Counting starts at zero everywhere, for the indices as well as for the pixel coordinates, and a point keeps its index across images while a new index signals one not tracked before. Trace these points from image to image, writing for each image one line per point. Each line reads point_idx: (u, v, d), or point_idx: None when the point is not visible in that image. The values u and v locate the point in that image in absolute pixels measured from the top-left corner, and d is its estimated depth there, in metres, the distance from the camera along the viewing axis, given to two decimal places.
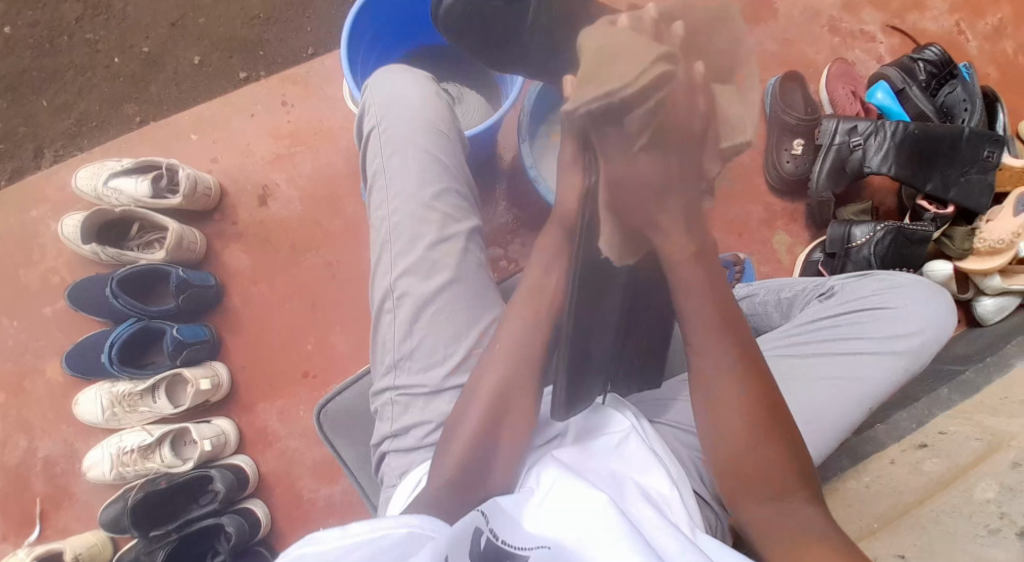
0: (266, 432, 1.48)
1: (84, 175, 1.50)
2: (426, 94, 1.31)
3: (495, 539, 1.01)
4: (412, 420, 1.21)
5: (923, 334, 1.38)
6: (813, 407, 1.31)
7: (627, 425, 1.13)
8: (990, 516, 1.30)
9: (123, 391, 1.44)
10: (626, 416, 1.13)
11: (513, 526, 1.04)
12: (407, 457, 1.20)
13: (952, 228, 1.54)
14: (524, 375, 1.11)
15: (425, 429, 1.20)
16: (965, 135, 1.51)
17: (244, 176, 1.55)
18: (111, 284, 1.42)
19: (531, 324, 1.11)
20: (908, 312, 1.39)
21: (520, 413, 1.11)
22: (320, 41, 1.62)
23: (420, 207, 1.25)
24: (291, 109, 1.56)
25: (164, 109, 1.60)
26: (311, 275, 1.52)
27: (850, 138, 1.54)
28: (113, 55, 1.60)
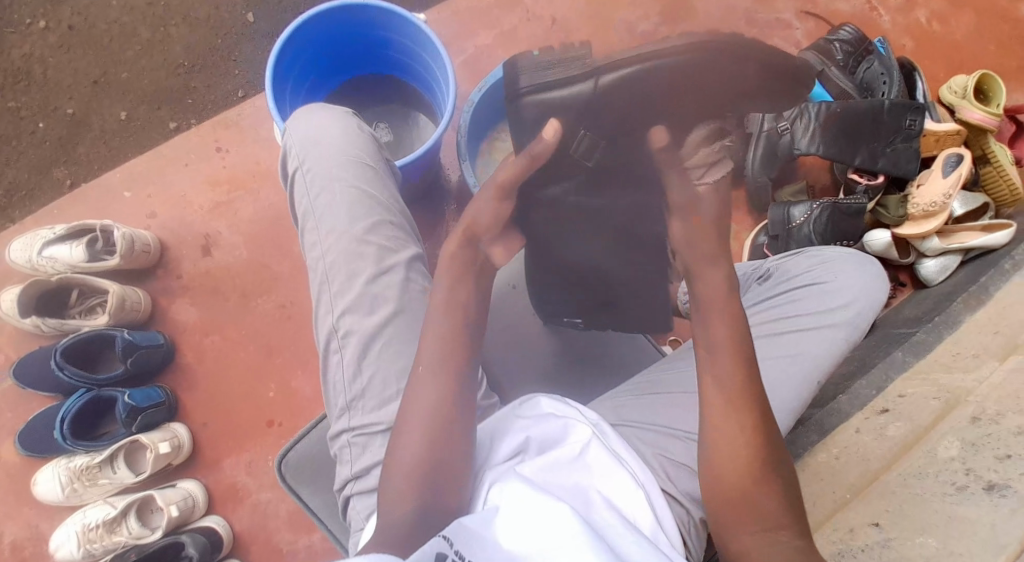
0: (237, 488, 1.54)
1: (18, 246, 1.51)
2: (347, 131, 1.37)
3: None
4: (371, 458, 1.24)
5: (864, 301, 1.40)
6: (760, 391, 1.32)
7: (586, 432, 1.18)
8: (956, 474, 1.32)
9: (81, 466, 1.47)
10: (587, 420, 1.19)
11: (482, 545, 1.04)
12: (370, 498, 1.23)
13: (885, 198, 1.62)
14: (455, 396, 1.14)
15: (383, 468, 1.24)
16: (886, 107, 1.55)
17: (184, 229, 1.57)
18: (57, 356, 1.46)
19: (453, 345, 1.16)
20: (847, 279, 1.41)
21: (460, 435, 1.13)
22: (249, 83, 1.62)
23: (354, 243, 1.30)
24: (225, 154, 1.58)
25: (95, 169, 1.58)
26: (268, 320, 1.57)
27: (777, 124, 1.59)
28: (37, 120, 1.59)
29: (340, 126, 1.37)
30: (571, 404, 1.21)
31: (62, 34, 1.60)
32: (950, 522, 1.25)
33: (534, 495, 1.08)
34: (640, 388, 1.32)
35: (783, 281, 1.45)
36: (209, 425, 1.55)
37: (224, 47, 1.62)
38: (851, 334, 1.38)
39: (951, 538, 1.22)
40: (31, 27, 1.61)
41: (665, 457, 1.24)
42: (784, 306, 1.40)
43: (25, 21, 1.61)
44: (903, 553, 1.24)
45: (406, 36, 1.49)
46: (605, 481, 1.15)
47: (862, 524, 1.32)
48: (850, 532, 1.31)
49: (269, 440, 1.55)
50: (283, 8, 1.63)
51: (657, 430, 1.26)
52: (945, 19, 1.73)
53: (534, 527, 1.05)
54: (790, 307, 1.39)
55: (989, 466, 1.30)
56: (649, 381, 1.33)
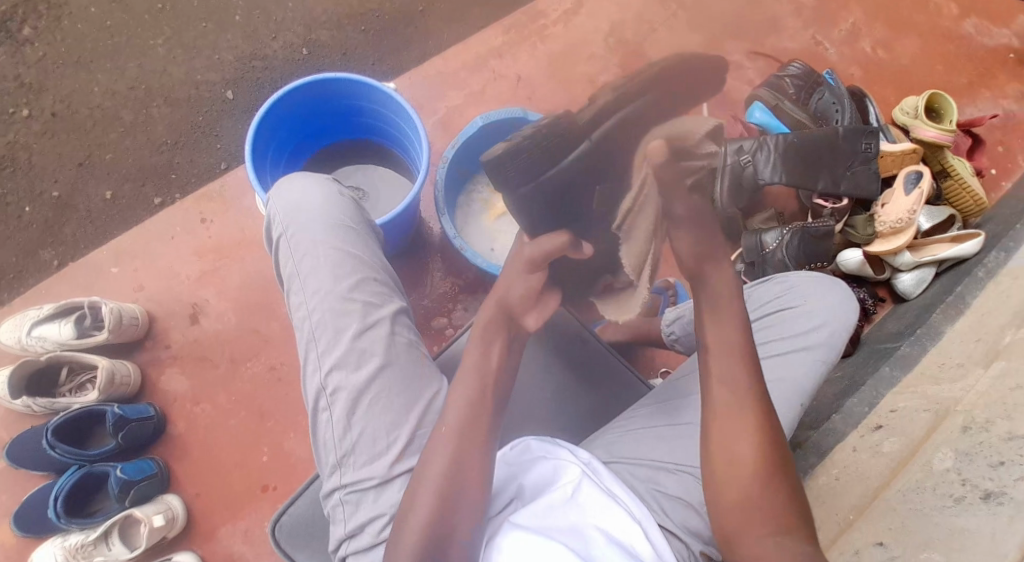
0: (234, 558, 1.52)
1: (8, 328, 1.53)
2: (327, 197, 1.39)
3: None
4: (367, 514, 1.25)
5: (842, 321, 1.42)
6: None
7: (577, 471, 1.21)
8: (953, 486, 1.33)
9: (76, 543, 1.46)
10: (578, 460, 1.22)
11: None
12: (368, 555, 1.24)
13: (852, 218, 1.69)
14: (471, 455, 1.12)
15: (379, 524, 1.25)
16: (841, 133, 1.63)
17: (173, 299, 1.59)
18: (48, 435, 1.46)
19: (474, 406, 1.14)
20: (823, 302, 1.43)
21: (473, 490, 1.12)
22: (231, 155, 1.67)
23: (339, 302, 1.31)
24: (210, 224, 1.61)
25: (81, 248, 1.61)
26: (258, 383, 1.58)
27: (741, 157, 1.53)
28: (24, 204, 1.63)
29: (321, 192, 1.40)
30: (561, 446, 1.24)
31: (46, 121, 1.66)
32: (951, 536, 1.28)
33: (536, 541, 1.13)
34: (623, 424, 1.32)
35: (757, 310, 1.45)
36: (203, 495, 1.55)
37: (206, 122, 1.67)
38: (830, 355, 1.40)
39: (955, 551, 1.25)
40: (15, 116, 1.66)
41: (657, 491, 1.25)
42: (758, 334, 1.42)
43: (8, 111, 1.67)
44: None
45: (379, 102, 1.55)
46: (603, 519, 1.17)
47: (867, 545, 1.33)
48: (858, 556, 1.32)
49: (264, 505, 1.54)
50: (259, 82, 1.70)
51: (649, 464, 1.26)
52: (890, 46, 1.82)
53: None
54: (767, 333, 1.41)
55: (985, 474, 1.32)
56: (634, 415, 1.32)
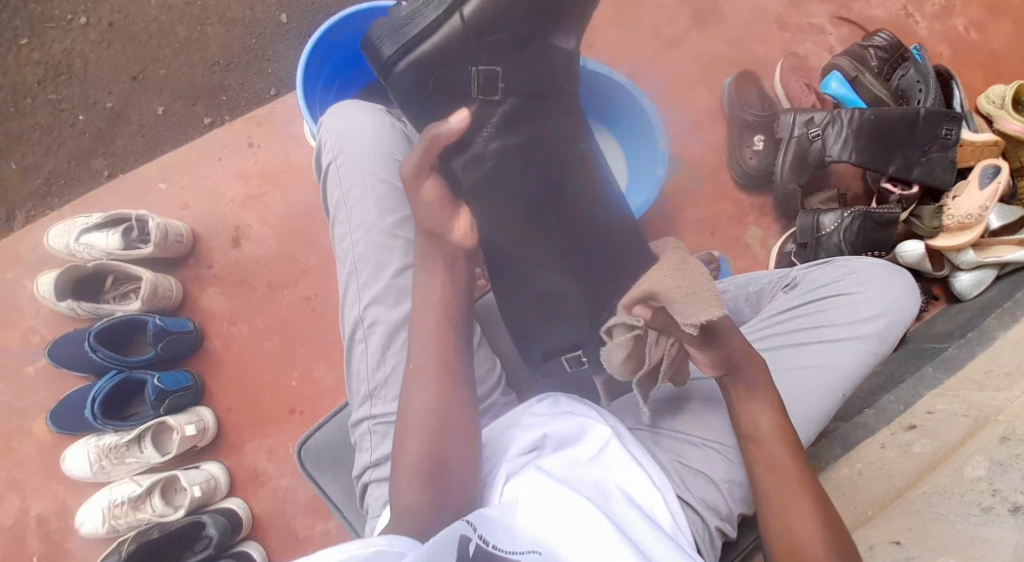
0: (258, 474, 1.58)
1: (57, 232, 1.56)
2: (380, 127, 1.34)
3: (485, 544, 1.02)
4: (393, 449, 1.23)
5: (897, 313, 1.37)
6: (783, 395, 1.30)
7: (607, 432, 1.18)
8: (982, 494, 1.29)
9: (109, 444, 1.52)
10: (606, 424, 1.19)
11: (500, 532, 1.06)
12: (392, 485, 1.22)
13: (919, 208, 1.59)
14: (453, 393, 1.15)
15: None
16: (922, 115, 1.54)
17: (216, 220, 1.61)
18: (91, 339, 1.50)
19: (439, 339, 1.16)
20: (882, 293, 1.39)
21: (461, 431, 1.13)
22: (281, 82, 1.67)
23: (383, 236, 1.28)
24: (257, 149, 1.63)
25: (131, 160, 1.64)
26: (292, 311, 1.60)
27: (809, 130, 1.55)
28: (77, 112, 1.64)
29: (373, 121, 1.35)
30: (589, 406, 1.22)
31: (102, 30, 1.65)
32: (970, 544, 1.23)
33: (550, 488, 1.11)
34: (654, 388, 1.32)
35: (809, 291, 1.41)
36: (234, 411, 1.59)
37: (258, 45, 1.66)
38: (881, 347, 1.36)
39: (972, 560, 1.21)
40: (71, 23, 1.65)
41: (681, 464, 1.23)
42: (811, 317, 1.37)
43: (65, 17, 1.65)
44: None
45: None
46: (626, 482, 1.15)
47: (882, 542, 1.30)
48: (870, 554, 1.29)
49: (290, 428, 1.58)
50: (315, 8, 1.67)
51: (673, 434, 1.25)
52: (983, 29, 1.71)
53: (557, 521, 1.08)
54: (818, 318, 1.36)
55: (1016, 487, 1.27)
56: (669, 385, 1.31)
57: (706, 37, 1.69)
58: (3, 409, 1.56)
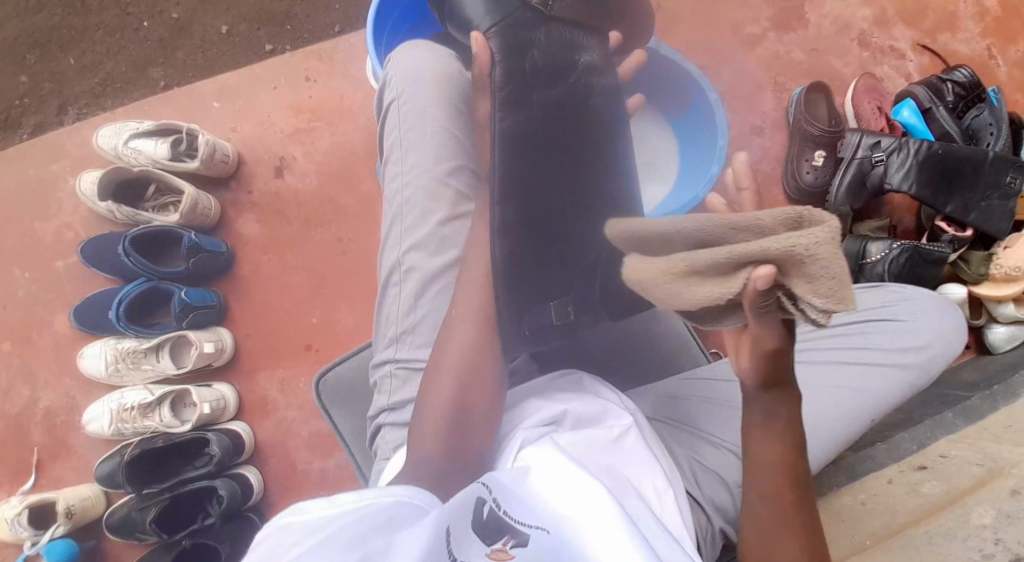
0: (266, 403, 1.58)
1: (106, 132, 1.57)
2: (449, 71, 1.30)
3: (498, 510, 1.01)
4: (411, 393, 1.20)
5: (943, 349, 1.33)
6: (812, 411, 1.25)
7: (627, 420, 1.15)
8: (985, 542, 1.25)
9: (128, 348, 1.53)
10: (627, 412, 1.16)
11: (517, 502, 1.03)
12: (404, 432, 1.20)
13: (969, 252, 1.56)
14: (484, 355, 1.17)
15: None
16: (989, 158, 1.52)
17: (262, 148, 1.62)
18: (124, 243, 1.50)
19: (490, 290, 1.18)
20: (931, 323, 1.34)
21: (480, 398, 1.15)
22: (347, 20, 1.68)
23: (433, 183, 1.26)
24: (313, 84, 1.63)
25: (189, 76, 1.66)
26: (323, 249, 1.61)
27: (873, 153, 1.54)
28: (143, 18, 1.66)
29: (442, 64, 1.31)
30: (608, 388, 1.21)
31: None
32: None
33: (564, 459, 1.06)
34: (681, 383, 1.30)
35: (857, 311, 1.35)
36: (252, 337, 1.59)
37: None
38: (921, 380, 1.31)
39: None
40: None
41: (696, 462, 1.22)
42: (854, 338, 1.32)
43: None
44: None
45: None
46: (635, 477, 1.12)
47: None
48: None
49: (304, 364, 1.58)
50: None
51: (690, 431, 1.25)
52: None
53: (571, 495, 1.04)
54: (865, 339, 1.32)
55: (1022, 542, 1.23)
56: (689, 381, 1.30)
57: (783, 43, 1.66)
58: (27, 299, 1.58)
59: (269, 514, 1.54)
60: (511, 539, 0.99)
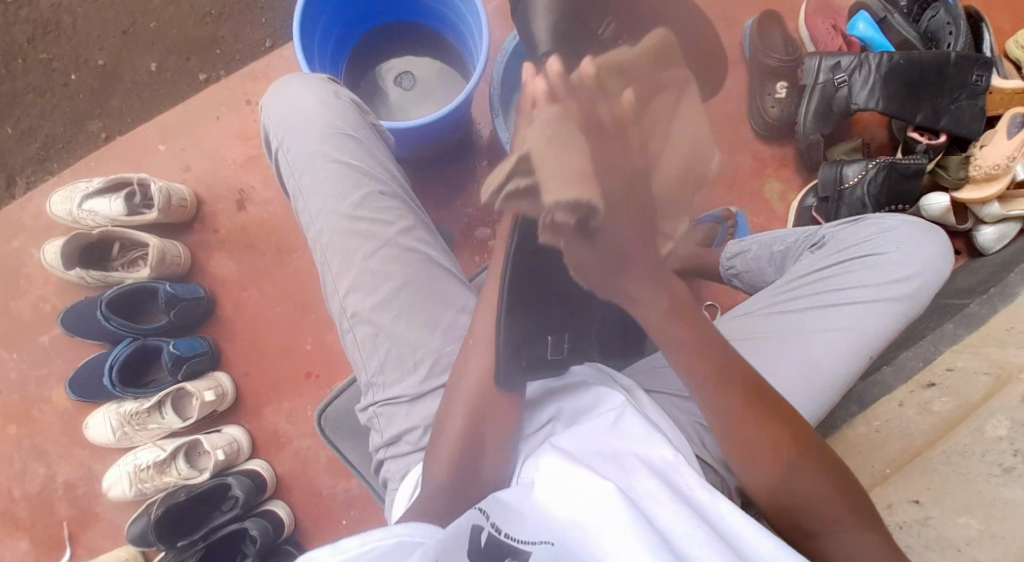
0: (278, 436, 1.59)
1: (58, 199, 1.53)
2: (321, 103, 1.30)
3: (497, 534, 1.02)
4: (401, 426, 1.22)
5: (928, 276, 1.32)
6: (806, 363, 1.26)
7: (621, 402, 1.14)
8: (1003, 455, 1.26)
9: (129, 411, 1.53)
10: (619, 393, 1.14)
11: (518, 520, 1.04)
12: (406, 462, 1.22)
13: (946, 157, 1.53)
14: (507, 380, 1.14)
15: (417, 433, 1.21)
16: (952, 59, 1.48)
17: (218, 183, 1.58)
18: (102, 308, 1.48)
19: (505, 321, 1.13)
20: (912, 251, 1.33)
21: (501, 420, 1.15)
22: (276, 31, 1.62)
23: (346, 221, 1.26)
24: (256, 106, 1.58)
25: (129, 121, 1.60)
26: (302, 275, 1.58)
27: (835, 76, 1.50)
28: (69, 71, 1.60)
29: (315, 99, 1.31)
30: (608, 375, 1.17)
31: None
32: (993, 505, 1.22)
33: (566, 467, 1.08)
34: None
35: (840, 250, 1.35)
36: (250, 375, 1.59)
37: None
38: (911, 309, 1.31)
39: (996, 521, 1.20)
40: None
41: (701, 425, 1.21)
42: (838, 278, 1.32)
43: None
44: (943, 533, 1.22)
45: None
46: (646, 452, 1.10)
47: (901, 500, 1.30)
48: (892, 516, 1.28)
49: (307, 391, 1.58)
50: None
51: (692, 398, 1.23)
52: None
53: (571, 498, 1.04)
54: (846, 280, 1.32)
55: None
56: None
57: None
58: (20, 379, 1.56)
59: (304, 543, 1.56)
60: (513, 560, 1.00)
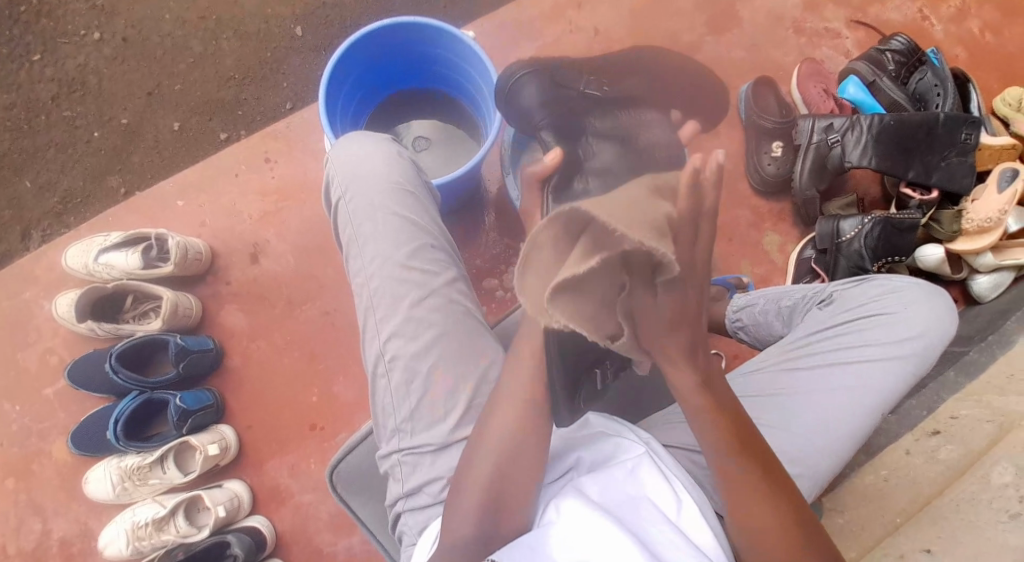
0: (280, 490, 1.56)
1: (75, 252, 1.56)
2: (388, 158, 1.35)
3: None
4: (423, 477, 1.22)
5: (936, 338, 1.34)
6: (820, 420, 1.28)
7: (639, 450, 1.14)
8: (1010, 502, 1.27)
9: (132, 465, 1.49)
10: (637, 441, 1.15)
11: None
12: (425, 513, 1.22)
13: (939, 212, 1.58)
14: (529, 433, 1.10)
15: (438, 485, 1.22)
16: (940, 120, 1.55)
17: (233, 237, 1.61)
18: (111, 360, 1.48)
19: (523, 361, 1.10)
20: (922, 313, 1.35)
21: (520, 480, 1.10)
22: (297, 95, 1.69)
23: (397, 269, 1.28)
24: (274, 164, 1.64)
25: (148, 177, 1.65)
26: (311, 327, 1.59)
27: (828, 136, 1.58)
28: (93, 129, 1.66)
29: (379, 154, 1.35)
30: (622, 424, 1.17)
31: (117, 46, 1.68)
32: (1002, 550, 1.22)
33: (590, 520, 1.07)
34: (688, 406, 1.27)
35: (850, 310, 1.37)
36: (254, 428, 1.57)
37: (273, 59, 1.69)
38: (920, 369, 1.33)
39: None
40: (85, 39, 1.68)
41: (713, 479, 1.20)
42: (852, 337, 1.34)
43: (79, 33, 1.68)
44: None
45: (450, 48, 1.50)
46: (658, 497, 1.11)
47: (913, 550, 1.28)
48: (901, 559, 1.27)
49: (311, 445, 1.56)
50: (330, 20, 1.70)
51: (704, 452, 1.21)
52: (997, 32, 1.76)
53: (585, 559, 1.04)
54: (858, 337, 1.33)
55: None
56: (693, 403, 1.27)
57: (723, 43, 1.72)
58: (22, 431, 1.54)
59: None
60: None
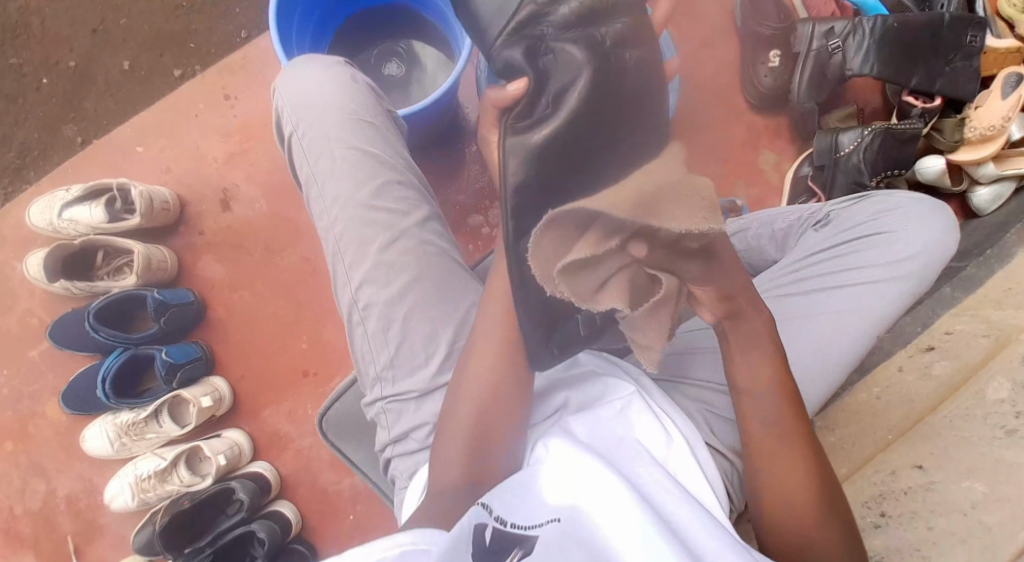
0: (280, 436, 1.55)
1: (38, 210, 1.50)
2: (340, 86, 1.26)
3: (502, 525, 0.96)
4: (409, 423, 1.17)
5: (933, 255, 1.30)
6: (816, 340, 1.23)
7: (630, 390, 1.11)
8: (1006, 417, 1.22)
9: (127, 422, 1.50)
10: (628, 382, 1.11)
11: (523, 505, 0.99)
12: (414, 457, 1.17)
13: (940, 121, 1.51)
14: (511, 391, 1.08)
15: (424, 430, 1.17)
16: (946, 22, 1.46)
17: (200, 183, 1.55)
18: (89, 319, 1.45)
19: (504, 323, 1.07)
20: (919, 230, 1.31)
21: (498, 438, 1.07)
22: (251, 23, 1.59)
23: (362, 209, 1.21)
24: (235, 102, 1.56)
25: (103, 123, 1.57)
26: (293, 273, 1.55)
27: (828, 42, 1.47)
28: (40, 76, 1.57)
29: (331, 82, 1.26)
30: (615, 366, 1.13)
31: None
32: (995, 466, 1.18)
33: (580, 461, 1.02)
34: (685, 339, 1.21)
35: (845, 231, 1.33)
36: (245, 378, 1.55)
37: None
38: (917, 287, 1.29)
39: (1000, 483, 1.16)
40: None
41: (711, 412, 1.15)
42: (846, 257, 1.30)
43: None
44: (948, 497, 1.18)
45: None
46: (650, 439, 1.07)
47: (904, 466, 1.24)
48: (894, 477, 1.24)
49: (304, 390, 1.55)
50: None
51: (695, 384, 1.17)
52: None
53: (581, 493, 0.99)
54: (852, 259, 1.30)
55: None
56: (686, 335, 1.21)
57: None
58: (12, 395, 1.54)
59: (317, 542, 1.52)
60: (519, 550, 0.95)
